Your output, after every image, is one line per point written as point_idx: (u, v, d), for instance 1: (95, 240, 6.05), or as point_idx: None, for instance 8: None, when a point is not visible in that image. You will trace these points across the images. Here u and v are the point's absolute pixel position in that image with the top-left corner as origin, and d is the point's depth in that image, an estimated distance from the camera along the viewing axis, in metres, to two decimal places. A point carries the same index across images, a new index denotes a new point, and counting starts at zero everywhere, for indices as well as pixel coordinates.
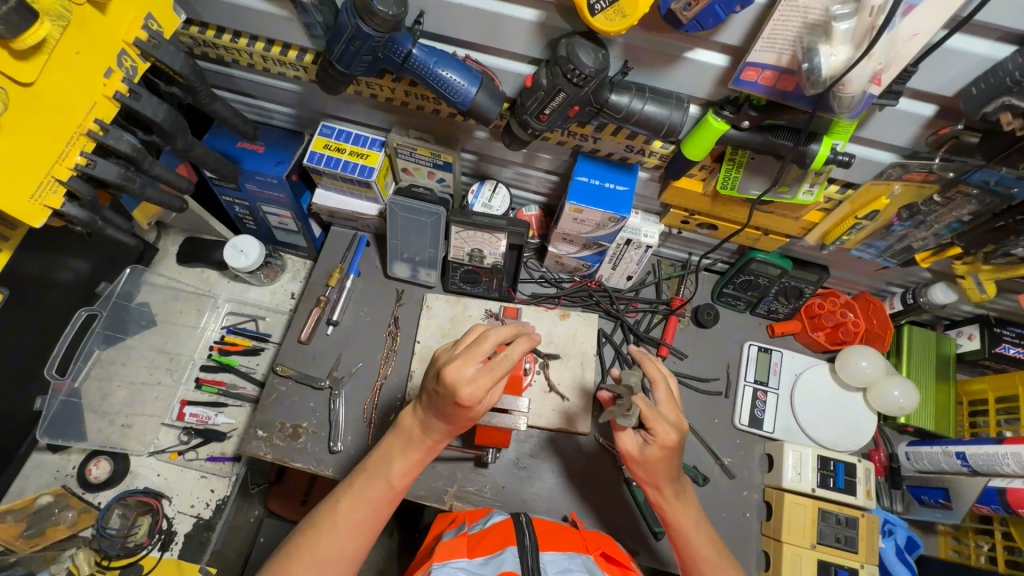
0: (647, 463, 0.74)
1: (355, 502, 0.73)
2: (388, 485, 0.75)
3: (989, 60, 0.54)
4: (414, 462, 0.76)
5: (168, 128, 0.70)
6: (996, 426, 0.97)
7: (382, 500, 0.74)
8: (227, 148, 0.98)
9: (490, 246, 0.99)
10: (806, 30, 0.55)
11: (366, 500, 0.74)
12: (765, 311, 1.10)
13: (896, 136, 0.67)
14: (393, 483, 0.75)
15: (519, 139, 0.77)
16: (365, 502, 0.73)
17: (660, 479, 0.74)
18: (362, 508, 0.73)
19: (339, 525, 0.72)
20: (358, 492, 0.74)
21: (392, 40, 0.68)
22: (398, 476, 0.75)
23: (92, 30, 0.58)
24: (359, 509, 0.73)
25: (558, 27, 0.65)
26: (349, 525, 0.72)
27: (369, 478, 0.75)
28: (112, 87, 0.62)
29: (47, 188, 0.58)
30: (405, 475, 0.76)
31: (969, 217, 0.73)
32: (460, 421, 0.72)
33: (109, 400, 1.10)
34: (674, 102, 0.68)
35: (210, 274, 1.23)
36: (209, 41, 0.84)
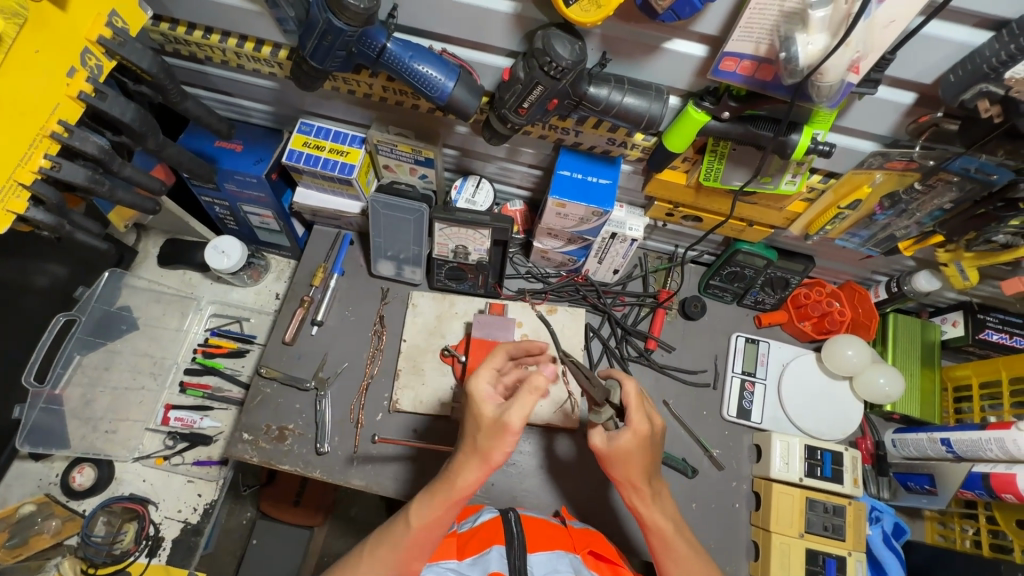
0: (617, 456, 0.72)
1: (380, 550, 0.67)
2: (417, 537, 0.66)
3: (967, 46, 0.54)
4: (448, 516, 0.66)
5: (138, 128, 0.68)
6: (980, 412, 0.98)
7: (410, 551, 0.66)
8: (204, 147, 0.96)
9: (474, 242, 0.98)
10: (784, 18, 0.54)
11: (395, 554, 0.66)
12: (752, 302, 1.10)
13: (876, 125, 0.66)
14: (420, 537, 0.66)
15: (499, 133, 0.76)
16: (391, 554, 0.66)
17: (632, 473, 0.73)
18: (390, 558, 0.66)
19: (364, 573, 0.66)
20: (385, 542, 0.67)
21: (365, 35, 0.66)
22: (430, 529, 0.66)
23: (52, 29, 0.57)
24: (387, 561, 0.66)
25: (534, 18, 0.64)
26: (373, 573, 0.66)
27: (399, 530, 0.67)
28: (76, 86, 0.60)
29: (9, 193, 0.57)
30: (437, 527, 0.66)
31: (950, 205, 0.73)
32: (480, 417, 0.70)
33: (92, 406, 1.09)
34: (653, 93, 0.67)
35: (193, 276, 1.21)
36: (180, 38, 0.82)
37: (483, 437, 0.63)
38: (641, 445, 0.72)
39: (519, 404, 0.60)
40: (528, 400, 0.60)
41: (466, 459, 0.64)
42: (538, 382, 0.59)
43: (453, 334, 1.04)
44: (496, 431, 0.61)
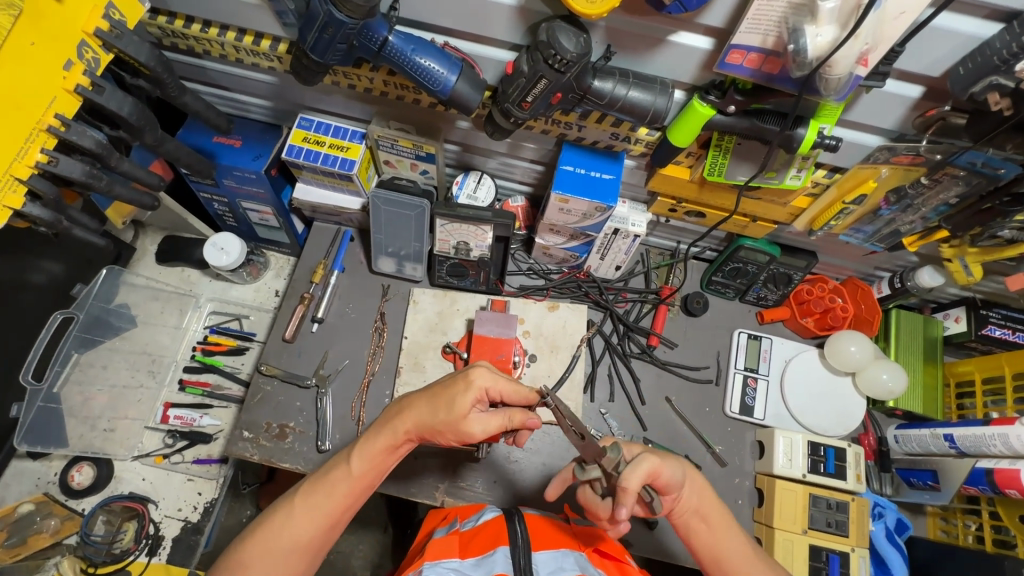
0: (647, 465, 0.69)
1: (319, 493, 0.68)
2: (355, 483, 0.69)
3: (977, 38, 0.53)
4: (386, 461, 0.70)
5: (136, 123, 0.67)
6: (983, 407, 0.98)
7: (348, 496, 0.68)
8: (202, 143, 0.95)
9: (476, 238, 0.97)
10: (792, 9, 0.53)
11: (331, 499, 0.67)
12: (754, 298, 1.09)
13: (883, 119, 0.66)
14: (360, 482, 0.69)
15: (502, 128, 0.75)
16: (327, 499, 0.67)
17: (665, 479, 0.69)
18: (328, 502, 0.67)
19: (296, 519, 0.66)
20: (324, 485, 0.68)
21: (367, 27, 0.65)
22: (369, 472, 0.69)
23: (48, 21, 0.56)
24: (324, 506, 0.67)
25: (538, 10, 0.63)
26: (307, 520, 0.66)
27: (341, 472, 0.69)
28: (73, 80, 0.59)
29: (6, 188, 0.56)
30: (375, 472, 0.70)
31: (956, 200, 0.73)
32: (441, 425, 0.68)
33: (90, 405, 1.08)
34: (658, 87, 0.67)
35: (191, 273, 1.20)
36: (178, 31, 0.81)
37: (439, 417, 0.68)
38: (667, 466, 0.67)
39: (492, 423, 0.68)
40: (501, 422, 0.69)
41: (418, 411, 0.69)
42: (517, 417, 0.69)
43: (455, 331, 1.04)
44: (458, 428, 0.67)
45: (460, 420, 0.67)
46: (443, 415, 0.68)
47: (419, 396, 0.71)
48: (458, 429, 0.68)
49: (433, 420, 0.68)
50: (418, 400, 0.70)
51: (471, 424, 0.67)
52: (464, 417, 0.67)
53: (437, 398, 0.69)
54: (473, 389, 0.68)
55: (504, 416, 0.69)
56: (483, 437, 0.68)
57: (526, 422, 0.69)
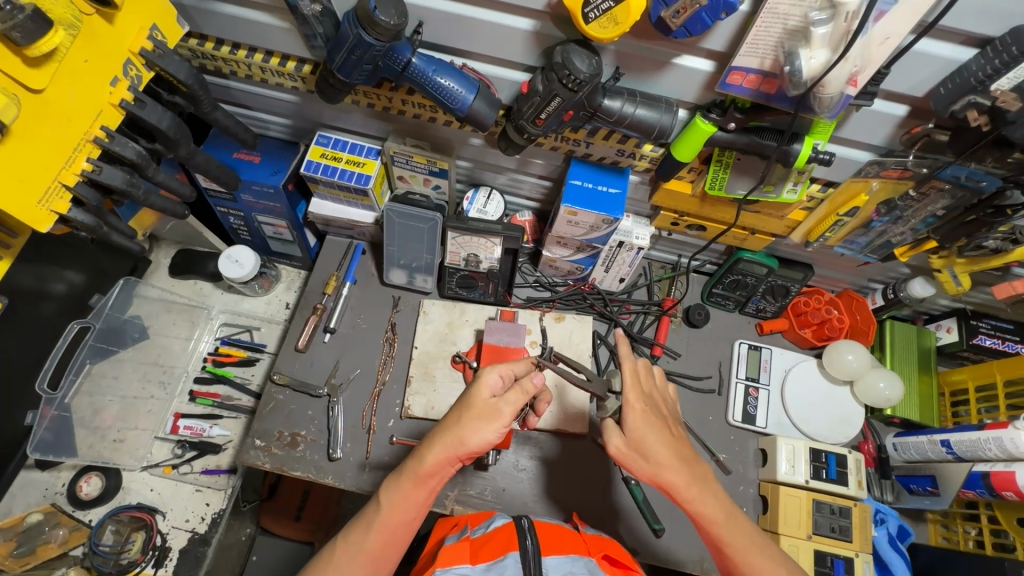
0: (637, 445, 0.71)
1: (355, 532, 0.71)
2: (391, 520, 0.70)
3: (954, 62, 0.59)
4: (416, 496, 0.71)
5: (172, 136, 0.70)
6: (977, 414, 1.01)
7: (383, 534, 0.70)
8: (224, 158, 0.99)
9: (485, 250, 1.01)
10: (787, 35, 0.58)
11: (369, 535, 0.70)
12: (753, 310, 1.13)
13: (872, 136, 0.71)
14: (392, 520, 0.71)
15: (515, 144, 0.79)
16: (364, 538, 0.70)
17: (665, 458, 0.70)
18: (365, 540, 0.70)
19: (339, 559, 0.69)
20: (359, 522, 0.72)
21: (392, 49, 0.70)
22: (401, 506, 0.71)
23: (99, 40, 0.60)
24: (362, 544, 0.70)
25: (552, 35, 0.69)
26: (351, 559, 0.69)
27: (373, 510, 0.72)
28: (118, 95, 0.63)
29: (54, 194, 0.59)
30: (407, 507, 0.71)
31: (943, 211, 0.77)
32: (473, 425, 0.70)
33: (101, 415, 1.09)
34: (664, 106, 0.72)
35: (203, 285, 1.22)
36: (208, 53, 0.86)
37: (467, 419, 0.70)
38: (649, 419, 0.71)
39: (515, 399, 0.71)
40: (522, 395, 0.71)
41: (439, 436, 0.71)
42: (531, 385, 0.72)
43: (464, 341, 1.06)
44: (486, 416, 0.70)
45: (486, 407, 0.70)
46: (467, 416, 0.70)
47: (440, 424, 0.73)
48: (488, 416, 0.70)
49: (458, 429, 0.70)
50: (438, 430, 0.71)
51: (498, 406, 0.70)
52: (488, 404, 0.71)
53: (460, 414, 0.71)
54: (488, 381, 0.72)
55: (525, 390, 0.72)
56: (513, 412, 0.70)
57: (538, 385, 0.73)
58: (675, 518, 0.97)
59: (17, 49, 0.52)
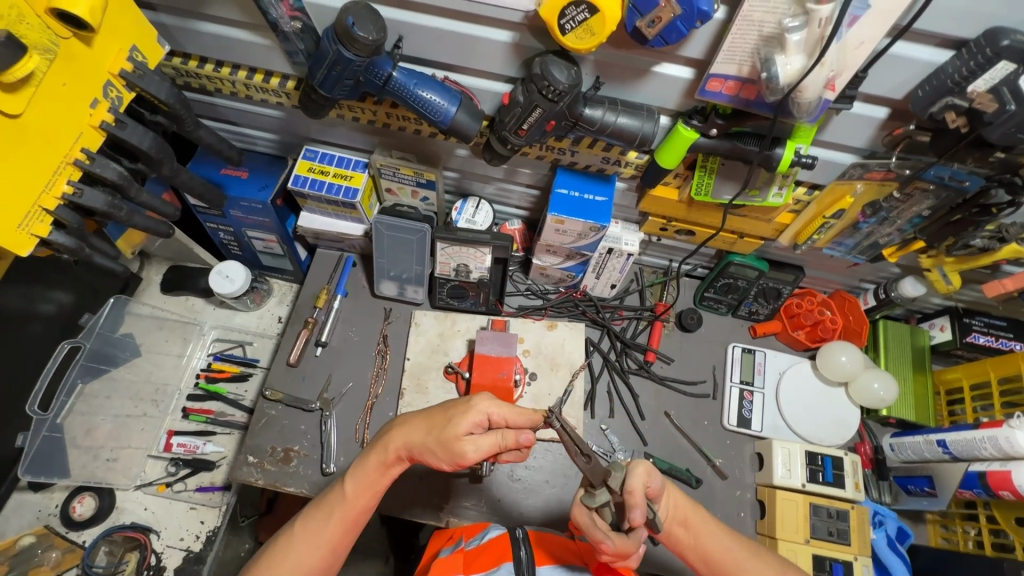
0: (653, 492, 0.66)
1: (318, 517, 0.70)
2: (351, 506, 0.71)
3: (931, 64, 0.59)
4: (378, 482, 0.72)
5: (154, 156, 0.71)
6: (973, 413, 1.00)
7: (345, 521, 0.70)
8: (211, 175, 0.99)
9: (475, 260, 1.01)
10: (763, 41, 0.58)
11: (330, 520, 0.70)
12: (746, 313, 1.13)
13: (854, 139, 0.71)
14: (354, 506, 0.71)
15: (499, 155, 0.79)
16: (325, 523, 0.70)
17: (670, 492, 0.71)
18: (325, 526, 0.70)
19: (298, 545, 0.68)
20: (322, 507, 0.71)
21: (372, 64, 0.70)
22: (364, 492, 0.71)
23: (79, 64, 0.60)
24: (322, 529, 0.69)
25: (531, 46, 0.69)
26: (309, 543, 0.69)
27: (338, 493, 0.71)
28: (99, 116, 0.63)
29: (33, 218, 0.59)
30: (370, 494, 0.72)
31: (928, 212, 0.78)
32: (443, 450, 0.68)
33: (93, 435, 1.08)
34: (645, 114, 0.72)
35: (195, 301, 1.22)
36: (192, 71, 0.86)
37: (434, 432, 0.69)
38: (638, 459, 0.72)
39: (485, 442, 0.69)
40: (495, 441, 0.69)
41: (406, 435, 0.71)
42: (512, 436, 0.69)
43: (456, 352, 1.06)
44: (450, 443, 0.68)
45: (453, 441, 0.68)
46: (436, 434, 0.69)
47: (409, 420, 0.72)
48: (451, 450, 0.68)
49: (422, 439, 0.70)
50: (407, 424, 0.72)
51: (465, 446, 0.68)
52: (459, 439, 0.68)
53: (429, 427, 0.70)
54: (473, 413, 0.69)
55: (500, 436, 0.69)
56: (477, 461, 0.68)
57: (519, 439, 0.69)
58: None
59: None
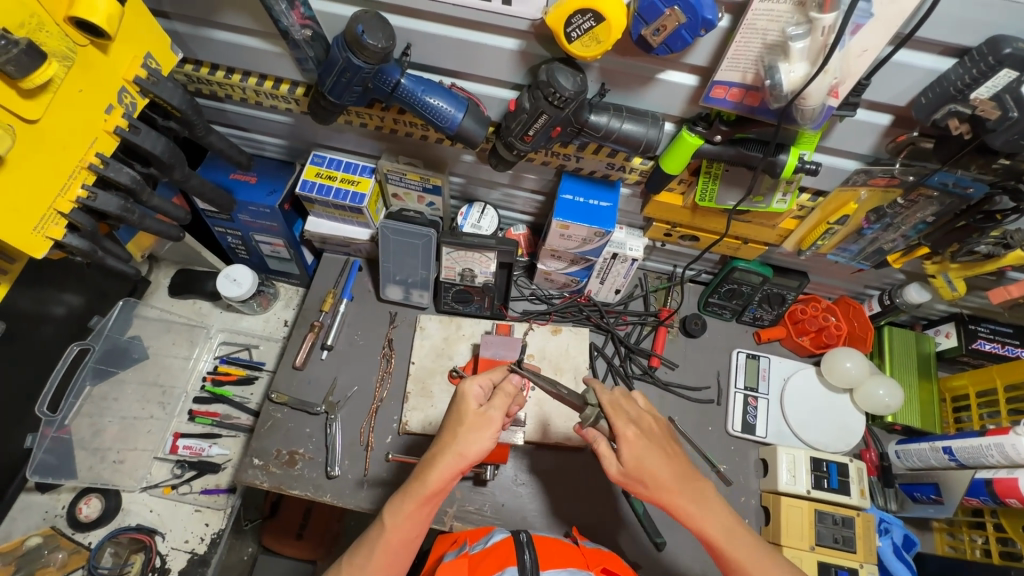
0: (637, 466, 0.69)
1: (361, 554, 0.71)
2: (396, 539, 0.70)
3: (934, 72, 0.59)
4: (421, 513, 0.71)
5: (167, 160, 0.72)
6: (980, 420, 1.00)
7: (388, 552, 0.70)
8: (221, 179, 1.01)
9: (480, 265, 1.02)
10: (767, 49, 0.59)
11: (374, 557, 0.70)
12: (750, 318, 1.13)
13: (858, 146, 0.71)
14: (396, 538, 0.70)
15: (505, 160, 0.80)
16: (368, 561, 0.70)
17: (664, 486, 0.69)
18: (369, 562, 0.70)
19: None
20: (363, 545, 0.71)
21: (381, 71, 0.71)
22: (405, 526, 0.71)
23: (95, 71, 0.61)
24: (366, 567, 0.69)
25: (537, 53, 0.70)
26: None
27: (377, 531, 0.71)
28: (113, 122, 0.65)
29: (48, 221, 0.60)
30: (413, 524, 0.71)
31: (933, 217, 0.78)
32: (478, 437, 0.69)
33: (101, 436, 1.09)
34: (650, 120, 0.72)
35: (202, 305, 1.23)
36: (203, 78, 0.87)
37: (464, 433, 0.70)
38: (648, 443, 0.70)
39: (500, 403, 0.72)
40: (506, 398, 0.73)
41: (441, 455, 0.69)
42: (510, 386, 0.74)
43: (461, 356, 1.06)
44: (481, 427, 0.70)
45: (477, 418, 0.71)
46: (464, 429, 0.70)
47: (437, 444, 0.71)
48: (483, 427, 0.70)
49: (457, 444, 0.69)
50: (438, 448, 0.70)
51: (489, 413, 0.71)
52: (483, 416, 0.71)
53: (455, 430, 0.71)
54: (473, 391, 0.73)
55: (506, 394, 0.73)
56: (502, 416, 0.71)
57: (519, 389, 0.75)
58: (676, 531, 0.96)
59: (12, 81, 0.53)
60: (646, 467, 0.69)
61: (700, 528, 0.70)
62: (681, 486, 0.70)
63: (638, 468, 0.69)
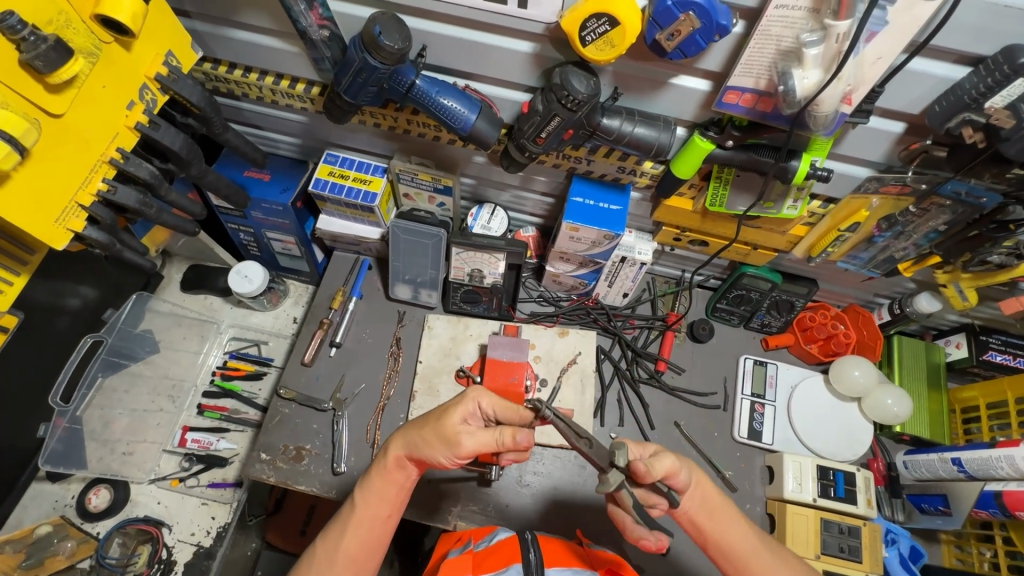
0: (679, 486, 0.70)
1: (336, 530, 0.71)
2: (365, 515, 0.71)
3: (947, 80, 0.59)
4: (389, 492, 0.72)
5: (185, 156, 0.73)
6: (989, 432, 0.99)
7: (358, 532, 0.70)
8: (235, 177, 1.02)
9: (489, 266, 1.02)
10: (780, 55, 0.59)
11: (346, 533, 0.70)
12: (759, 325, 1.13)
13: (869, 153, 0.71)
14: (366, 514, 0.71)
15: (517, 162, 0.81)
16: (341, 536, 0.70)
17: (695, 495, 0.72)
18: (341, 538, 0.70)
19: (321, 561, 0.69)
20: (337, 522, 0.72)
21: (396, 72, 0.72)
22: (374, 503, 0.72)
23: (118, 67, 0.63)
24: (338, 543, 0.69)
25: (551, 57, 0.70)
26: (330, 560, 0.69)
27: (349, 509, 0.72)
28: (134, 118, 0.66)
29: (70, 213, 0.61)
30: (380, 504, 0.72)
31: (945, 226, 0.78)
32: (436, 447, 0.70)
33: (111, 428, 1.11)
34: (662, 124, 0.73)
35: (213, 300, 1.24)
36: (221, 76, 0.89)
37: (426, 428, 0.71)
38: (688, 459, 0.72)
39: (481, 439, 0.70)
40: (492, 439, 0.70)
41: (405, 434, 0.73)
42: (508, 435, 0.69)
43: (468, 356, 1.07)
44: (444, 441, 0.70)
45: (449, 430, 0.70)
46: (430, 427, 0.71)
47: (408, 423, 0.75)
48: (445, 441, 0.70)
49: (418, 435, 0.71)
50: (405, 427, 0.74)
51: (461, 435, 0.69)
52: (453, 431, 0.70)
53: (427, 420, 0.73)
54: (465, 405, 0.72)
55: (494, 434, 0.70)
56: (470, 450, 0.69)
57: (517, 441, 0.69)
58: (680, 536, 0.96)
59: (40, 76, 0.55)
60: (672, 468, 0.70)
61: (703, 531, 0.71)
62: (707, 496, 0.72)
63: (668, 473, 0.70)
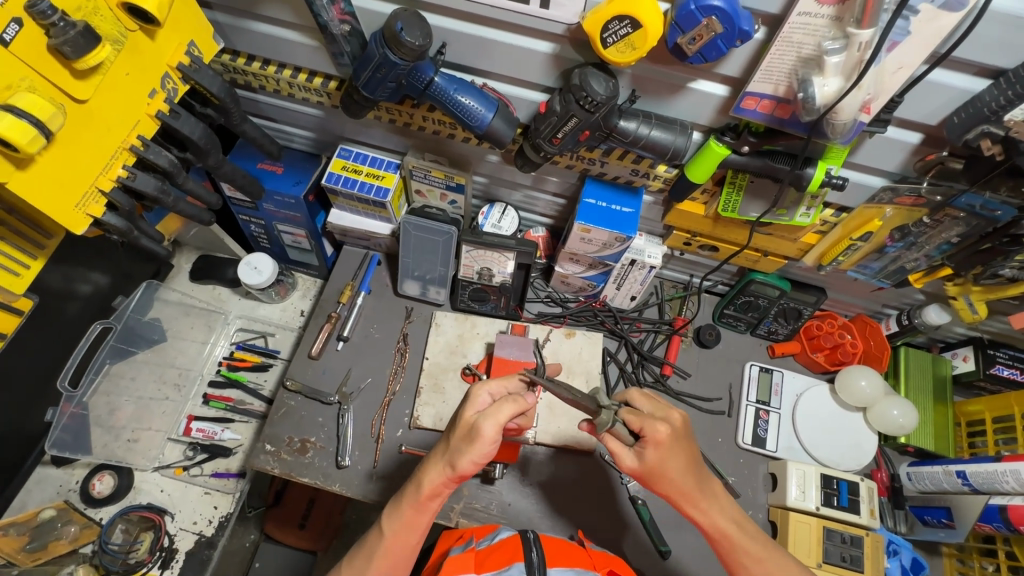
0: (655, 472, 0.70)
1: (361, 557, 0.73)
2: (394, 545, 0.72)
3: (967, 92, 0.60)
4: (420, 520, 0.72)
5: (203, 146, 0.74)
6: (995, 446, 0.99)
7: (386, 560, 0.72)
8: (249, 168, 1.03)
9: (498, 265, 1.03)
10: (801, 62, 0.59)
11: (373, 562, 0.72)
12: (765, 332, 1.13)
13: (885, 162, 0.72)
14: (394, 545, 0.72)
15: (531, 161, 0.81)
16: (368, 565, 0.72)
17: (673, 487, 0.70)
18: (369, 565, 0.72)
19: None
20: (363, 550, 0.73)
21: (415, 69, 0.72)
22: (404, 531, 0.72)
23: (142, 56, 0.63)
24: (365, 570, 0.71)
25: (570, 58, 0.71)
26: None
27: (375, 538, 0.73)
28: (155, 106, 0.66)
29: (89, 198, 0.62)
30: (408, 531, 0.72)
31: (957, 239, 0.77)
32: (467, 454, 0.68)
33: (116, 415, 1.11)
34: (678, 128, 0.73)
35: (221, 291, 1.25)
36: (239, 68, 0.89)
37: (455, 444, 0.70)
38: (670, 448, 0.69)
39: (501, 413, 0.68)
40: (512, 406, 0.69)
41: (433, 458, 0.73)
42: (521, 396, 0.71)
43: (474, 354, 1.07)
44: (469, 441, 0.69)
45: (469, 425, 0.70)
46: (456, 438, 0.71)
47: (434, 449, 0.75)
48: (472, 439, 0.68)
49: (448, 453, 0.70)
50: (434, 453, 0.74)
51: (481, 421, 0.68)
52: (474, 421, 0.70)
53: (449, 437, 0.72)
54: (477, 399, 0.74)
55: (512, 403, 0.69)
56: (494, 429, 0.67)
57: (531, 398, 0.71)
58: (681, 540, 0.96)
59: (67, 62, 0.55)
60: (660, 469, 0.69)
61: (710, 522, 0.71)
62: (696, 488, 0.70)
63: (656, 470, 0.69)
